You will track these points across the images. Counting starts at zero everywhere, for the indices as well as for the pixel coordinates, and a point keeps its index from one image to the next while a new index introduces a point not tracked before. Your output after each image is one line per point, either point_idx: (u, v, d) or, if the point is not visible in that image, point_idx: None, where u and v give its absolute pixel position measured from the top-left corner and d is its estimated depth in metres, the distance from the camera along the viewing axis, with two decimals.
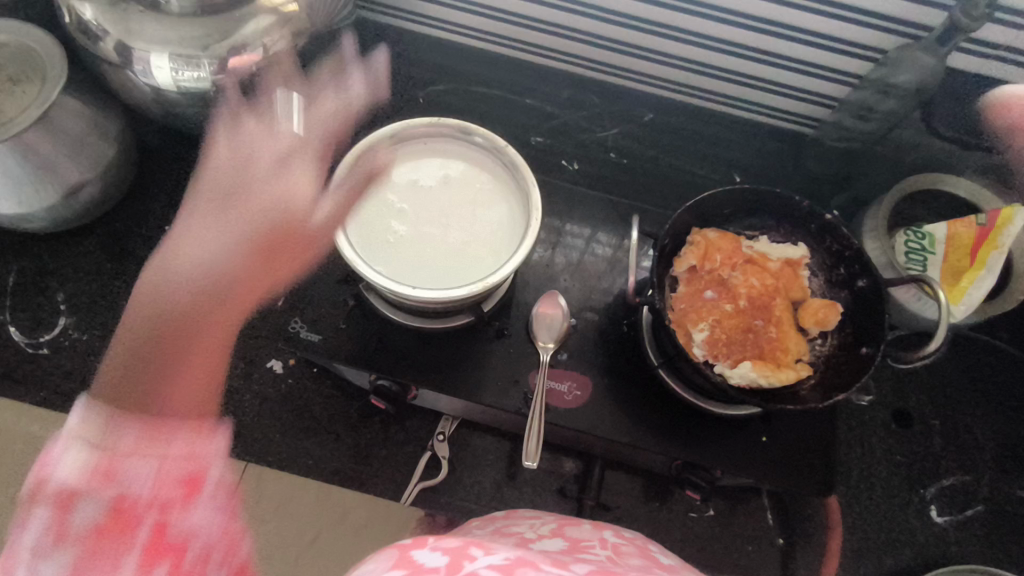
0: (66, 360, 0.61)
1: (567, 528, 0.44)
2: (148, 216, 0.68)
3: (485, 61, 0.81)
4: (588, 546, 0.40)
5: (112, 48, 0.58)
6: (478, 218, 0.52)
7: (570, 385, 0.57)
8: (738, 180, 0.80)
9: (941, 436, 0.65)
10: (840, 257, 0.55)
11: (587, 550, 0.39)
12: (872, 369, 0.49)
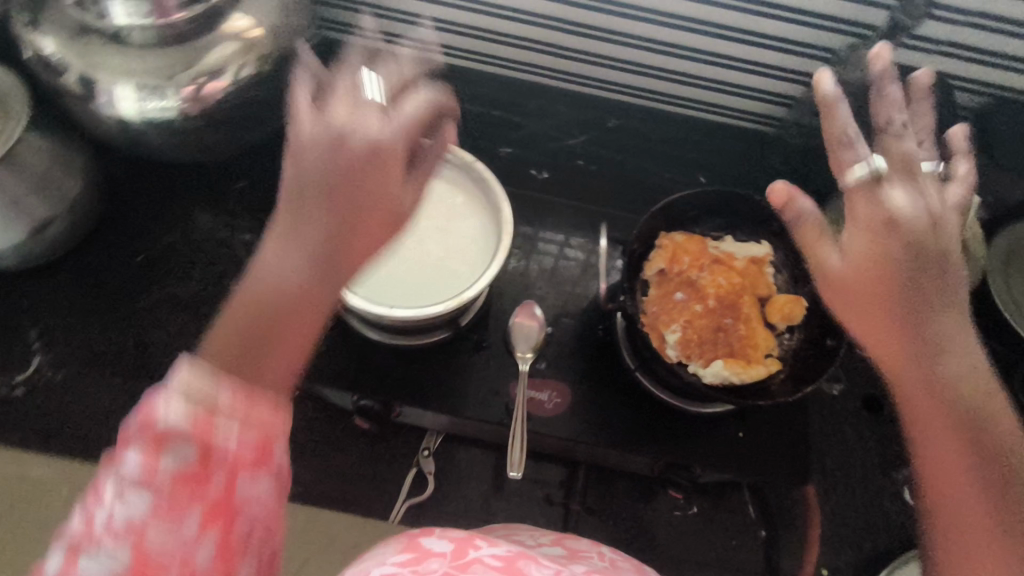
0: (43, 400, 0.61)
1: (567, 540, 0.47)
2: (120, 248, 0.68)
3: (450, 75, 0.81)
4: (586, 556, 0.43)
5: (76, 81, 0.59)
6: (450, 234, 0.53)
7: (551, 394, 0.58)
8: (703, 180, 0.83)
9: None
10: (801, 254, 0.58)
11: (586, 560, 0.42)
12: (837, 361, 0.51)
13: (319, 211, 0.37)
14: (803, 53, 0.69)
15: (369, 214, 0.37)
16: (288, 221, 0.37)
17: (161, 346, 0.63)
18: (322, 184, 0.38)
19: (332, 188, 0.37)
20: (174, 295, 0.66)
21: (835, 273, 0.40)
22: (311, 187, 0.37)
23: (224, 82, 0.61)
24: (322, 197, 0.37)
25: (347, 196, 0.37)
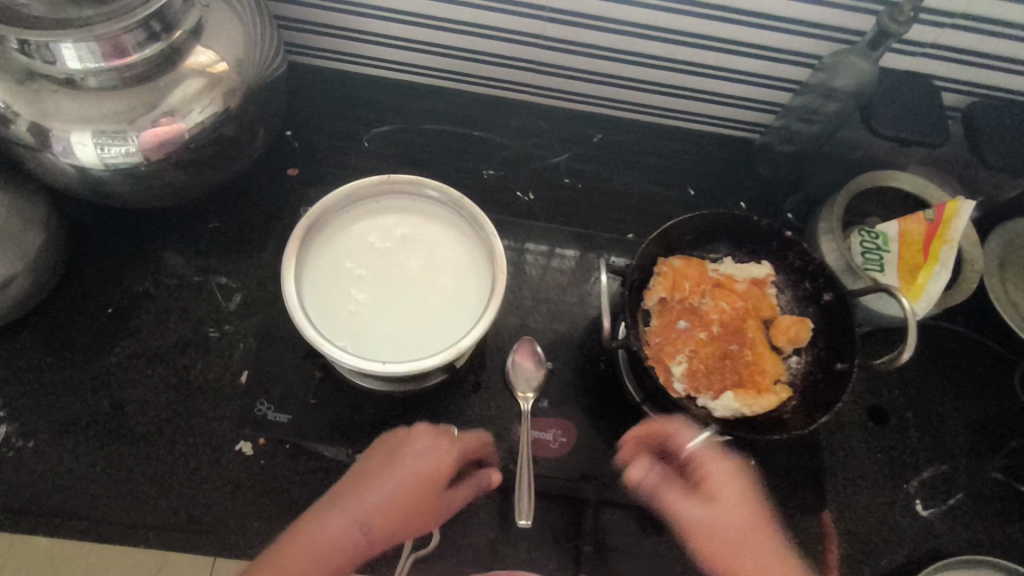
0: (11, 473, 0.56)
1: None
2: (86, 302, 0.63)
3: (427, 95, 0.79)
4: None
5: (27, 130, 0.55)
6: (442, 276, 0.50)
7: (555, 433, 0.56)
8: (692, 194, 0.77)
9: (916, 428, 0.66)
10: (803, 272, 0.56)
11: None
12: (850, 386, 0.49)
13: (376, 487, 0.50)
14: (786, 61, 0.68)
15: (414, 496, 0.50)
16: (356, 481, 0.51)
17: (137, 405, 0.60)
18: (384, 468, 0.51)
19: (391, 505, 0.50)
20: (148, 349, 0.62)
21: (694, 524, 0.51)
22: (372, 475, 0.51)
23: (184, 121, 0.58)
24: (380, 474, 0.51)
25: (397, 497, 0.50)
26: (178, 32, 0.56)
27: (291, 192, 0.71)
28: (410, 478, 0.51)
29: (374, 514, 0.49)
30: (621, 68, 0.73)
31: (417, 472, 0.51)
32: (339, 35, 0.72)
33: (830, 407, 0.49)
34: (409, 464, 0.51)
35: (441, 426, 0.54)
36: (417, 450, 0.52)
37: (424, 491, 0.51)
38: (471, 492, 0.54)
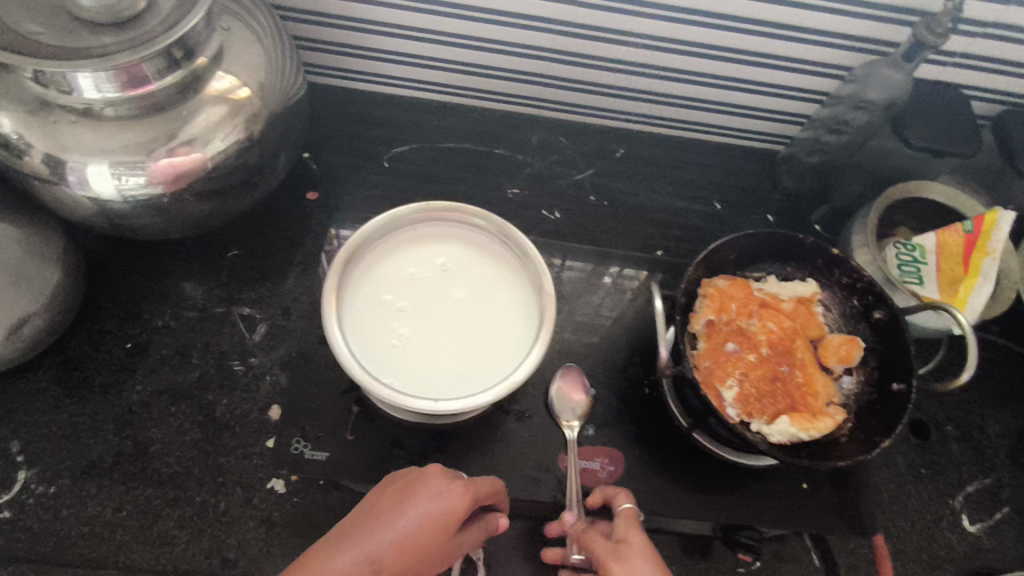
0: (33, 523, 0.53)
1: None
2: (104, 337, 0.61)
3: (445, 114, 0.77)
4: None
5: (41, 162, 0.53)
6: (489, 308, 0.49)
7: (602, 461, 0.54)
8: (719, 207, 0.76)
9: (957, 441, 0.65)
10: (852, 289, 0.56)
11: None
12: (911, 406, 0.48)
13: (386, 530, 0.43)
14: (815, 73, 0.67)
15: (426, 540, 0.43)
16: (363, 521, 0.45)
17: (162, 446, 0.57)
18: (396, 508, 0.44)
19: (400, 547, 0.43)
20: (169, 386, 0.60)
21: None
22: (382, 516, 0.44)
23: (204, 152, 0.56)
24: (392, 516, 0.44)
25: (409, 540, 0.43)
26: (200, 59, 0.54)
27: (311, 217, 0.69)
28: (425, 520, 0.44)
29: (384, 553, 0.43)
30: (646, 83, 0.71)
31: (433, 517, 0.44)
32: (359, 54, 0.70)
33: (891, 429, 0.48)
34: (422, 504, 0.44)
35: (456, 473, 0.47)
36: (435, 488, 0.45)
37: (438, 537, 0.44)
38: (478, 537, 0.47)
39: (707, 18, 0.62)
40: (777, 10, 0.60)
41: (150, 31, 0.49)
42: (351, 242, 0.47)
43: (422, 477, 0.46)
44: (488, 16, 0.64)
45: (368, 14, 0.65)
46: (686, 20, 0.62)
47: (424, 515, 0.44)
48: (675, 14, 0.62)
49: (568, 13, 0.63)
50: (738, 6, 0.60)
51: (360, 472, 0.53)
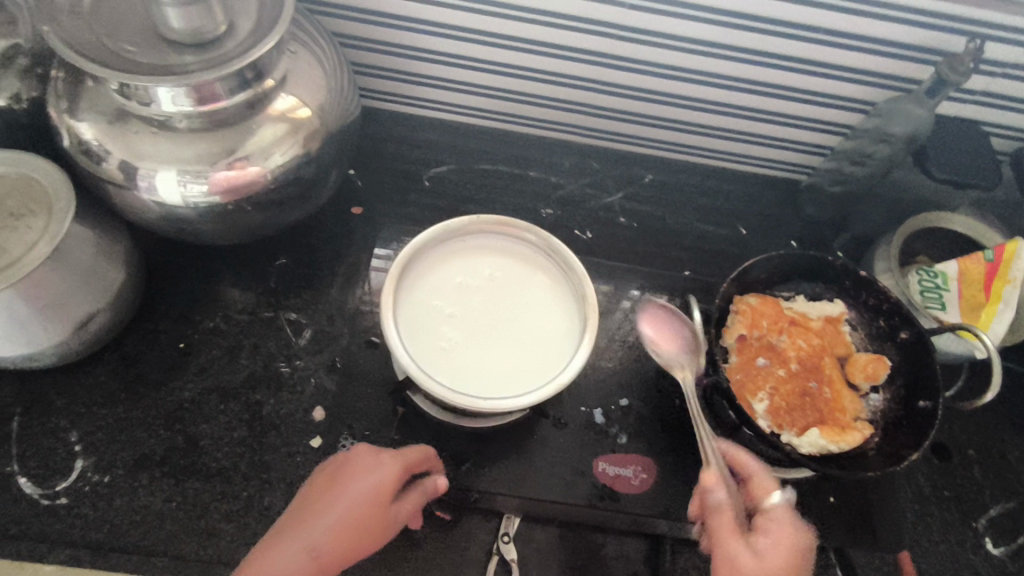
0: (88, 510, 0.55)
1: None
2: (158, 336, 0.64)
3: (484, 138, 0.81)
4: None
5: (117, 168, 0.56)
6: (534, 315, 0.52)
7: (636, 469, 0.57)
8: (744, 233, 0.79)
9: (979, 465, 0.66)
10: (878, 310, 0.58)
11: None
12: (938, 422, 0.50)
13: (321, 513, 0.47)
14: (842, 107, 0.70)
15: (360, 514, 0.47)
16: (300, 509, 0.49)
17: (211, 442, 0.59)
18: (327, 490, 0.49)
19: (342, 525, 0.47)
20: (219, 385, 0.62)
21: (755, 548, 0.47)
22: (315, 502, 0.48)
23: (264, 166, 0.59)
24: (325, 500, 0.48)
25: (344, 518, 0.47)
26: (269, 81, 0.57)
27: (356, 230, 0.72)
28: (359, 497, 0.48)
29: (323, 539, 0.46)
30: (678, 113, 0.75)
31: (371, 489, 0.48)
32: (407, 79, 0.74)
33: (918, 444, 0.50)
34: (357, 481, 0.49)
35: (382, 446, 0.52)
36: (357, 466, 0.49)
37: (372, 507, 0.48)
38: (419, 503, 0.51)
39: (740, 53, 0.65)
40: (809, 47, 0.63)
41: (227, 54, 0.53)
42: (408, 248, 0.50)
43: (349, 459, 0.50)
44: (531, 46, 0.68)
45: (419, 42, 0.69)
46: (720, 54, 0.66)
47: (359, 491, 0.48)
48: (710, 49, 0.65)
49: (607, 46, 0.67)
50: (770, 42, 0.63)
51: None
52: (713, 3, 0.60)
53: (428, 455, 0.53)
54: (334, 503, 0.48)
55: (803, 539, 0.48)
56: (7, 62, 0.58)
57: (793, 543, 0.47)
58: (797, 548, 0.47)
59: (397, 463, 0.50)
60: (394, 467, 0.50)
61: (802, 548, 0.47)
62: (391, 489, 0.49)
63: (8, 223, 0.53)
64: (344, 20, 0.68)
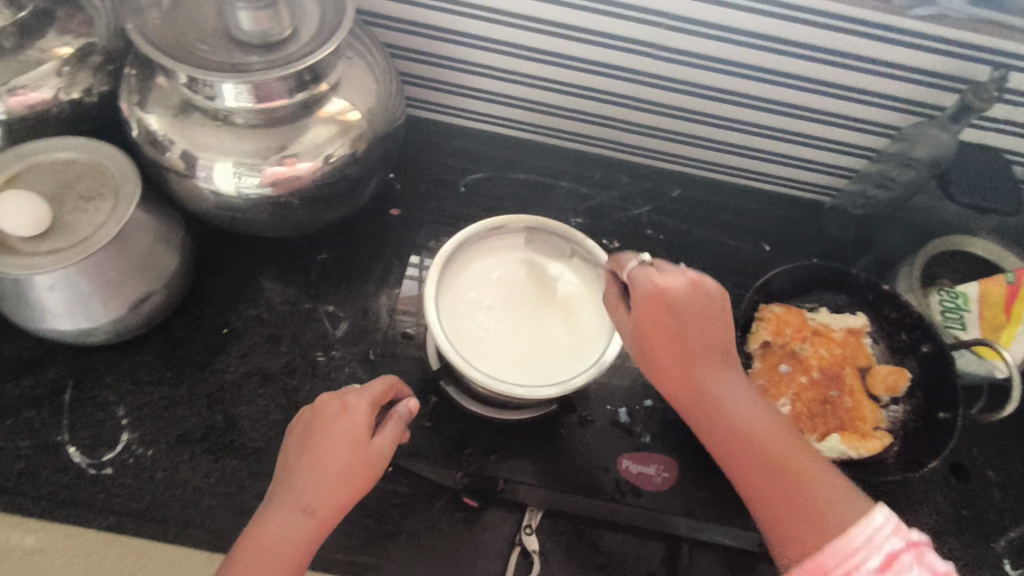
0: (132, 480, 0.58)
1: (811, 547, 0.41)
2: (204, 321, 0.67)
3: (519, 149, 0.84)
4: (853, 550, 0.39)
5: (179, 158, 0.60)
6: (567, 310, 0.55)
7: (657, 468, 0.59)
8: (768, 249, 0.81)
9: (1000, 487, 0.66)
10: (900, 324, 0.61)
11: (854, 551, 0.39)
12: (960, 431, 0.52)
13: (301, 469, 0.48)
14: (867, 131, 0.73)
15: (339, 459, 0.48)
16: (283, 472, 0.49)
17: (249, 423, 0.62)
18: (302, 447, 0.49)
19: (329, 475, 0.47)
20: (260, 369, 0.65)
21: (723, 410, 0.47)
22: (294, 462, 0.49)
23: (313, 161, 0.61)
24: (303, 456, 0.49)
25: (325, 468, 0.47)
26: (324, 84, 0.60)
27: (394, 230, 0.75)
28: (337, 444, 0.48)
29: (313, 494, 0.47)
30: (708, 131, 0.78)
31: (348, 433, 0.49)
32: (450, 90, 0.78)
33: (941, 452, 0.52)
34: (333, 430, 0.49)
35: (344, 388, 0.52)
36: (321, 417, 0.50)
37: (351, 449, 0.48)
38: (398, 431, 0.51)
39: (770, 74, 0.68)
40: (836, 71, 0.66)
41: (289, 55, 0.56)
42: (445, 250, 0.54)
43: (315, 414, 0.50)
44: (569, 62, 0.71)
45: (463, 54, 0.73)
46: (751, 75, 0.69)
47: (337, 437, 0.49)
48: (740, 70, 0.68)
49: (641, 64, 0.70)
50: (799, 66, 0.66)
51: (438, 459, 0.58)
52: (747, 27, 0.63)
53: (386, 385, 0.53)
54: (314, 456, 0.48)
55: (676, 295, 0.49)
56: (84, 58, 0.62)
57: (647, 322, 0.48)
58: (673, 337, 0.48)
59: (358, 401, 0.50)
60: (357, 406, 0.50)
61: (665, 301, 0.48)
62: (362, 427, 0.49)
63: (79, 204, 0.57)
64: (394, 32, 0.71)
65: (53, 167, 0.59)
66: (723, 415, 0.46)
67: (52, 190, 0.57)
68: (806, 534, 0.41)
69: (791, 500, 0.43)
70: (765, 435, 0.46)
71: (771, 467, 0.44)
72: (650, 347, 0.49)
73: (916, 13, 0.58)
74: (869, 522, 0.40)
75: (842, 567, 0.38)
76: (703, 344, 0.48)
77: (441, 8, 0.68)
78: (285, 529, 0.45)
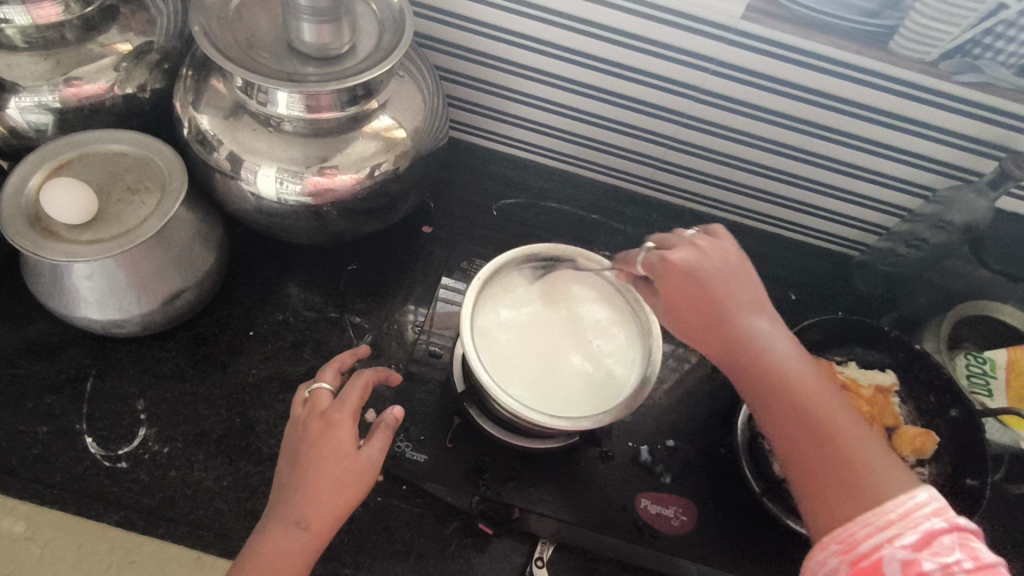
0: (145, 476, 0.58)
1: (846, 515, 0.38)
2: (231, 321, 0.67)
3: (552, 178, 0.85)
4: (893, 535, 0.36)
5: (226, 158, 0.60)
6: (604, 351, 0.56)
7: (676, 510, 0.58)
8: (794, 298, 0.81)
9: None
10: (931, 386, 0.62)
11: (893, 533, 0.36)
12: (988, 498, 0.54)
13: (292, 484, 0.48)
14: (902, 190, 0.74)
15: (329, 473, 0.48)
16: (277, 488, 0.49)
17: (267, 427, 0.61)
18: (291, 462, 0.49)
19: (320, 489, 0.47)
20: (281, 374, 0.65)
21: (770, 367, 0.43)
22: (285, 477, 0.49)
23: (355, 173, 0.62)
24: (292, 473, 0.49)
25: (313, 483, 0.48)
26: (374, 101, 0.61)
27: (425, 247, 0.76)
28: (326, 457, 0.48)
29: (308, 511, 0.47)
30: (741, 176, 0.78)
31: (337, 446, 0.49)
32: (493, 116, 0.80)
33: (970, 518, 0.53)
34: (322, 443, 0.49)
35: (321, 394, 0.53)
36: (307, 433, 0.50)
37: (341, 464, 0.48)
38: (385, 438, 0.51)
39: (811, 127, 0.69)
40: (876, 129, 0.67)
41: (345, 70, 0.57)
42: (497, 262, 0.57)
43: (301, 427, 0.51)
44: (613, 98, 0.73)
45: (508, 82, 0.74)
46: (790, 126, 0.70)
47: (323, 449, 0.49)
48: (781, 120, 0.69)
49: (684, 105, 0.71)
50: (839, 120, 0.67)
51: (455, 481, 0.57)
52: (793, 79, 0.64)
53: (368, 390, 0.53)
54: (303, 471, 0.48)
55: (694, 263, 0.47)
56: (142, 55, 0.64)
57: (672, 289, 0.47)
58: (697, 302, 0.46)
59: (341, 412, 0.51)
60: (340, 418, 0.50)
61: (683, 271, 0.47)
62: (349, 442, 0.49)
63: (125, 196, 0.58)
64: (445, 56, 0.73)
65: (103, 157, 0.60)
66: (754, 367, 0.44)
67: (99, 180, 0.58)
68: (846, 505, 0.38)
69: (827, 458, 0.40)
70: (801, 386, 0.42)
71: (803, 416, 0.41)
72: (677, 312, 0.47)
73: (961, 79, 0.59)
74: (909, 497, 0.36)
75: (873, 539, 0.36)
76: (730, 305, 0.45)
77: (494, 36, 0.69)
78: (280, 548, 0.46)
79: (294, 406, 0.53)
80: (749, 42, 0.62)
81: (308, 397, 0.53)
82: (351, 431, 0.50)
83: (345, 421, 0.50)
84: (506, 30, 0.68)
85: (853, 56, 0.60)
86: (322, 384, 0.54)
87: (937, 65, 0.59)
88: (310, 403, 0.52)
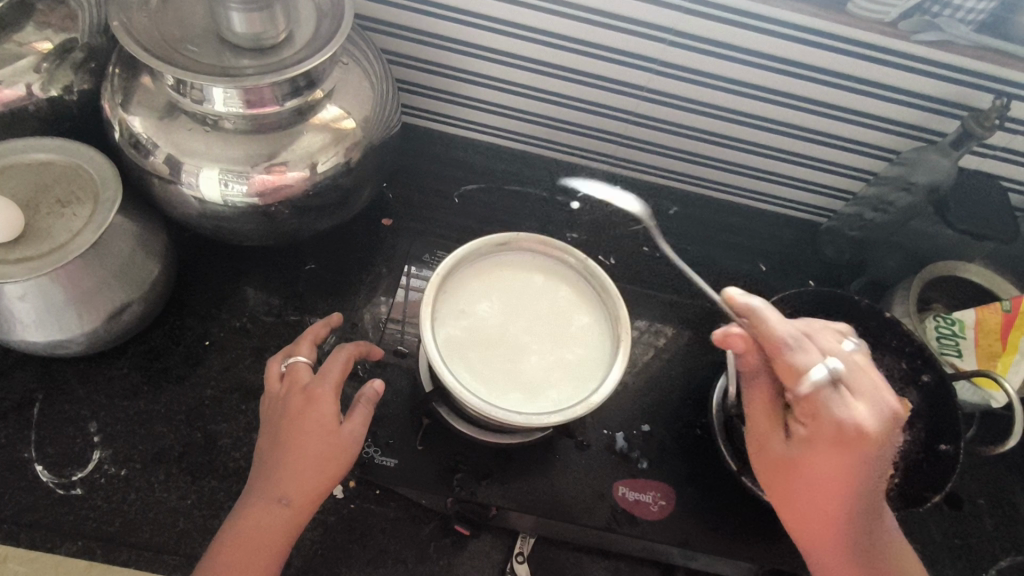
0: (102, 501, 0.55)
1: None
2: (184, 332, 0.64)
3: (515, 161, 0.83)
4: None
5: (163, 162, 0.56)
6: (571, 350, 0.54)
7: (655, 496, 0.58)
8: (764, 268, 0.80)
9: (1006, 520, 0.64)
10: (903, 353, 0.63)
11: None
12: (962, 464, 0.56)
13: (276, 458, 0.48)
14: (868, 154, 0.73)
15: (312, 449, 0.47)
16: (258, 463, 0.49)
17: (230, 441, 0.59)
18: (273, 437, 0.49)
19: (303, 464, 0.47)
20: (242, 383, 0.62)
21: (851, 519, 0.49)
22: (267, 450, 0.48)
23: (304, 171, 0.59)
24: (274, 448, 0.48)
25: (298, 458, 0.47)
26: (318, 91, 0.57)
27: (385, 241, 0.73)
28: (310, 433, 0.48)
29: (290, 487, 0.46)
30: (708, 148, 0.77)
31: (319, 421, 0.48)
32: (448, 99, 0.77)
33: (944, 484, 0.56)
34: (307, 417, 0.48)
35: (302, 366, 0.51)
36: (288, 409, 0.49)
37: (322, 440, 0.48)
38: (366, 413, 0.50)
39: (776, 95, 0.68)
40: (840, 94, 0.66)
41: (284, 60, 0.54)
42: (455, 256, 0.55)
43: (285, 400, 0.50)
44: (572, 75, 0.70)
45: (460, 63, 0.71)
46: (754, 95, 0.68)
47: (306, 423, 0.48)
48: (745, 89, 0.68)
49: (643, 79, 0.69)
50: (804, 87, 0.66)
51: (427, 482, 0.56)
52: (755, 47, 0.63)
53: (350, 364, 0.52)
54: (285, 446, 0.48)
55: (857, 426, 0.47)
56: (64, 55, 0.59)
57: (816, 437, 0.48)
58: (850, 450, 0.47)
59: (323, 387, 0.50)
60: (323, 394, 0.49)
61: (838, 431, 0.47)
62: (331, 417, 0.49)
63: (54, 208, 0.54)
64: (394, 39, 0.70)
65: (28, 168, 0.56)
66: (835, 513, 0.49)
67: (24, 194, 0.54)
68: None
69: None
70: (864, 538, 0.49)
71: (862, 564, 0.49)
72: (793, 455, 0.49)
73: (922, 38, 0.58)
74: None
75: None
76: (877, 467, 0.48)
77: (444, 15, 0.66)
78: (262, 524, 0.45)
79: (271, 381, 0.52)
80: (709, 10, 0.60)
81: (285, 372, 0.52)
82: (334, 405, 0.49)
83: (328, 395, 0.49)
84: (456, 9, 0.65)
85: (814, 20, 0.59)
86: (300, 358, 0.53)
87: (895, 26, 0.57)
88: (294, 375, 0.51)
